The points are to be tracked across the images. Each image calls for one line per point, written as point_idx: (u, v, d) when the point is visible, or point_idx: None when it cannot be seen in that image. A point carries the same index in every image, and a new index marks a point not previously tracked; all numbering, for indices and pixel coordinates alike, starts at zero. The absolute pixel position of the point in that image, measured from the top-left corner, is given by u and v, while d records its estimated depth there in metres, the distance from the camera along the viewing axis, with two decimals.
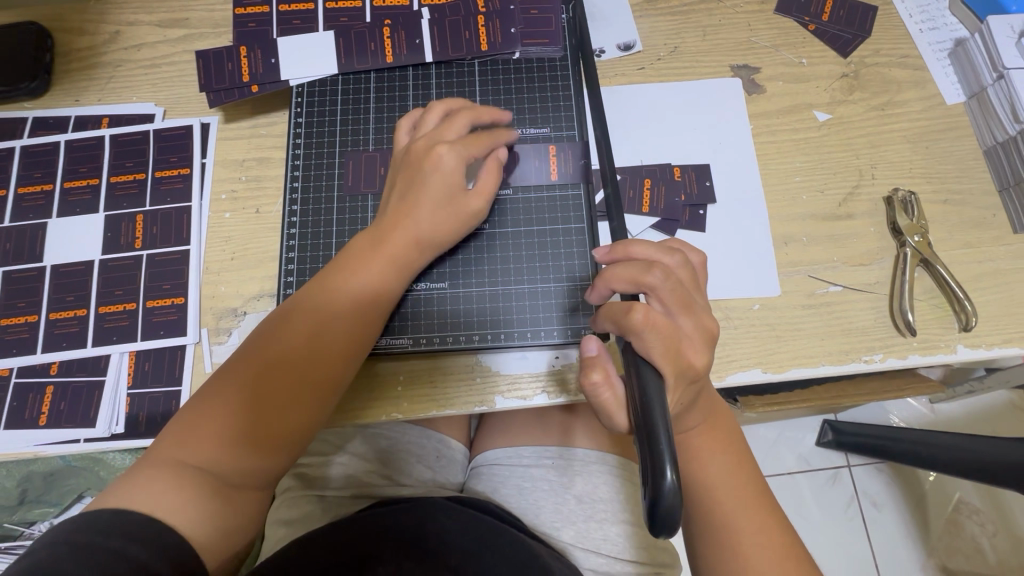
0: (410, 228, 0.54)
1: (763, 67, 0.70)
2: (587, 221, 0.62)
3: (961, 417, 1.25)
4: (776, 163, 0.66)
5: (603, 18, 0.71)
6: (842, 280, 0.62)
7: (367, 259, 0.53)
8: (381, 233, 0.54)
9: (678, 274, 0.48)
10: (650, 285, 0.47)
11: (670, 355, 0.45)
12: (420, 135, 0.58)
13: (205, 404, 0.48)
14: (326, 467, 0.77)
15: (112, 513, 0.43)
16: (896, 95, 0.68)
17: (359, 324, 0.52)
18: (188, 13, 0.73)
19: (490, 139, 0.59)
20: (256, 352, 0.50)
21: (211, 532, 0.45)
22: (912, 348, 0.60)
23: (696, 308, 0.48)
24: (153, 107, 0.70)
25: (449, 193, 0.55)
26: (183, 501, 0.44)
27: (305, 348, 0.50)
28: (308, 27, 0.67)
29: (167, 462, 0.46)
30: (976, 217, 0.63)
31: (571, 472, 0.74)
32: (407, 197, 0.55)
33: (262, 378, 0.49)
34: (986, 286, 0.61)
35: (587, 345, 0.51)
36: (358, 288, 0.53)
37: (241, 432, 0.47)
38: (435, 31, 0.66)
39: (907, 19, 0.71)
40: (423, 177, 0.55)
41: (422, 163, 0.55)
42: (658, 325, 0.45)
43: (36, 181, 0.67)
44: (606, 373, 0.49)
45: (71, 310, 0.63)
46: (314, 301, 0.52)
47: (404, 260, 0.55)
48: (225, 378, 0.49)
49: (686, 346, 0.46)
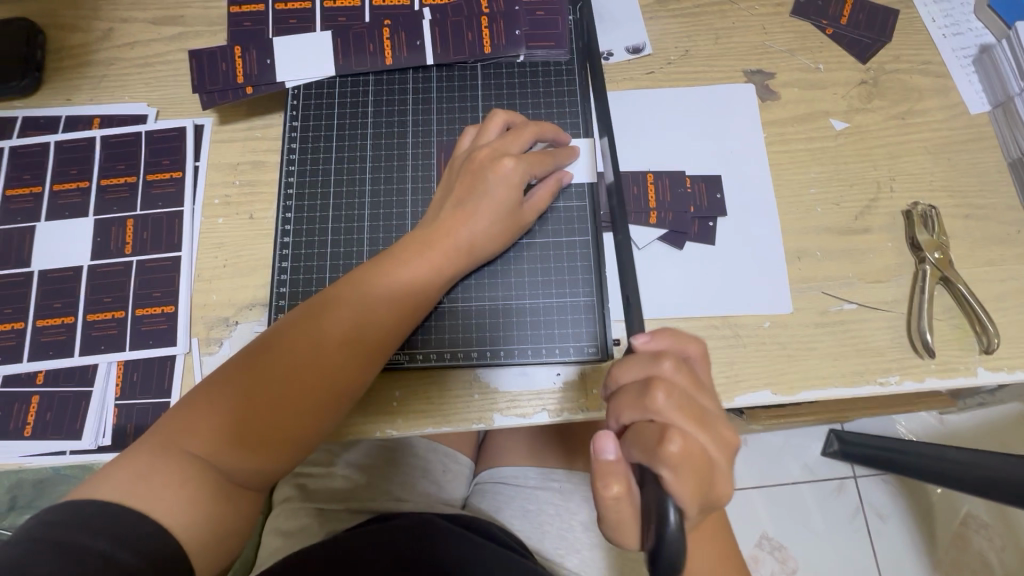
0: (462, 237, 0.53)
1: (778, 72, 0.67)
2: (592, 234, 0.60)
3: (974, 431, 1.22)
4: (790, 174, 0.63)
5: (612, 19, 0.68)
6: (857, 297, 0.59)
7: (409, 262, 0.52)
8: (430, 236, 0.53)
9: (681, 378, 0.41)
10: (656, 407, 0.39)
11: (699, 490, 0.38)
12: (481, 142, 0.57)
13: (221, 394, 0.46)
14: (326, 481, 0.76)
15: (106, 507, 0.40)
16: (917, 104, 0.65)
17: (389, 327, 0.51)
18: (183, 10, 0.71)
19: (555, 157, 0.57)
20: (284, 345, 0.48)
21: (204, 537, 0.42)
22: (930, 370, 0.57)
23: (711, 419, 0.40)
24: (146, 107, 0.68)
25: (507, 209, 0.54)
26: (185, 502, 0.42)
27: (340, 355, 0.48)
28: (304, 25, 0.64)
29: (174, 450, 0.44)
30: (999, 233, 0.61)
31: (579, 498, 0.71)
32: (465, 204, 0.53)
33: (285, 376, 0.47)
34: (1009, 306, 0.58)
35: (603, 446, 0.39)
36: (397, 295, 0.51)
37: (249, 437, 0.45)
38: (436, 31, 0.63)
39: (930, 23, 0.68)
40: (484, 185, 0.53)
41: (484, 171, 0.54)
42: (690, 457, 0.38)
43: (25, 182, 0.65)
44: (627, 483, 0.39)
45: (59, 317, 0.61)
46: (354, 302, 0.50)
47: (446, 269, 0.53)
48: (245, 370, 0.47)
49: (714, 471, 0.40)
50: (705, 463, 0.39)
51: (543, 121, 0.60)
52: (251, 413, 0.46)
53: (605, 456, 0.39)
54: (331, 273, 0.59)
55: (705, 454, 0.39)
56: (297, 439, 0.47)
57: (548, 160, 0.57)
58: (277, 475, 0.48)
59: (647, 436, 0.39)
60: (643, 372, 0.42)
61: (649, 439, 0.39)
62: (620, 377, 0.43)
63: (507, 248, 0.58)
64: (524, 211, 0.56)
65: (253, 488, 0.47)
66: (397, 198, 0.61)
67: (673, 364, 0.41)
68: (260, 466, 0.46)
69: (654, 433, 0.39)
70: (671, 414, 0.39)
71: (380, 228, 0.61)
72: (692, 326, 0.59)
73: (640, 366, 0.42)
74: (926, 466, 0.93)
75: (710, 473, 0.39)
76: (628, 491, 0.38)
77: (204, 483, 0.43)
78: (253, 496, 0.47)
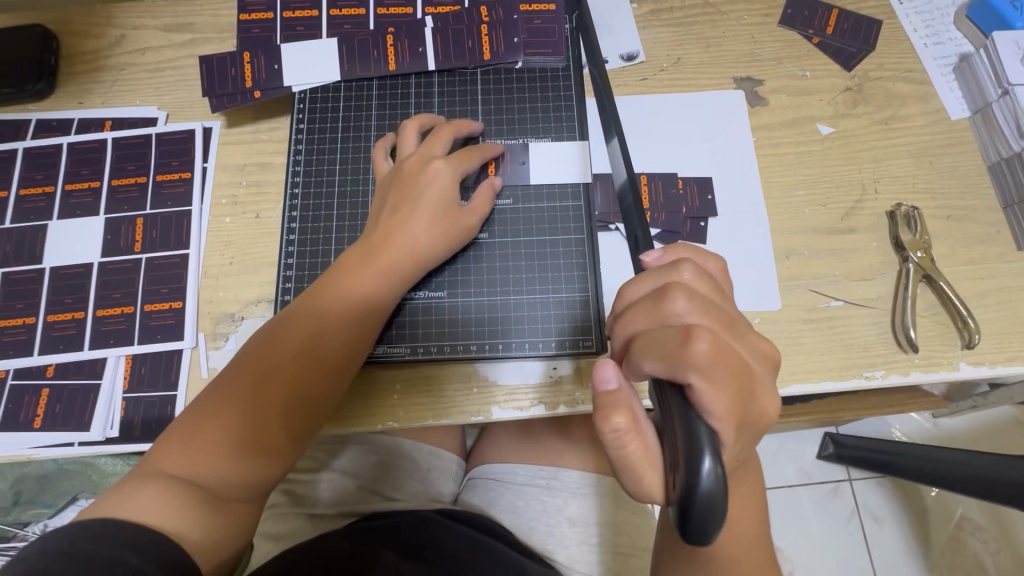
0: (407, 241, 0.54)
1: (766, 79, 0.69)
2: (587, 233, 0.62)
3: (965, 433, 1.24)
4: (779, 176, 0.66)
5: (607, 28, 0.71)
6: (843, 294, 0.61)
7: (357, 270, 0.53)
8: (371, 246, 0.54)
9: (703, 287, 0.40)
10: (679, 310, 0.38)
11: (734, 400, 0.36)
12: (403, 155, 0.59)
13: (186, 427, 0.47)
14: (314, 487, 0.74)
15: (103, 521, 0.41)
16: (900, 109, 0.68)
17: (347, 328, 0.52)
18: (193, 18, 0.74)
19: (479, 151, 0.60)
20: (247, 364, 0.50)
21: (203, 539, 0.44)
22: (914, 364, 0.59)
23: (739, 328, 0.39)
24: (156, 110, 0.70)
25: (446, 207, 0.56)
26: (178, 509, 0.43)
27: (294, 360, 0.50)
28: (311, 33, 0.67)
29: (161, 473, 0.45)
30: (980, 233, 0.63)
31: (566, 494, 0.72)
32: (399, 211, 0.55)
33: (247, 392, 0.48)
34: (990, 303, 0.60)
35: (605, 376, 0.39)
36: (344, 300, 0.52)
37: (228, 449, 0.46)
38: (438, 38, 0.66)
39: (911, 33, 0.71)
40: (417, 192, 0.55)
41: (415, 179, 0.56)
42: (722, 357, 0.35)
43: (38, 182, 0.67)
44: (632, 415, 0.38)
45: (69, 312, 0.62)
46: (300, 315, 0.52)
47: (399, 270, 0.54)
48: (207, 399, 0.48)
49: (748, 378, 0.37)
50: (738, 365, 0.36)
51: (454, 121, 0.63)
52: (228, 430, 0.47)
53: (607, 385, 0.39)
54: None
55: (736, 356, 0.37)
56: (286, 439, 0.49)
57: (473, 155, 0.60)
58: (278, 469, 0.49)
59: (667, 340, 0.36)
60: (657, 282, 0.41)
61: (669, 343, 0.36)
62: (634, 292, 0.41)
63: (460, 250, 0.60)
64: (467, 211, 0.58)
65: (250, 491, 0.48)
66: None
67: (691, 273, 0.40)
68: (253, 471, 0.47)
69: (680, 334, 0.36)
70: (695, 315, 0.37)
71: None
72: None
73: (654, 277, 0.41)
74: (923, 467, 0.94)
75: (746, 383, 0.37)
76: (631, 423, 0.38)
77: (193, 494, 0.44)
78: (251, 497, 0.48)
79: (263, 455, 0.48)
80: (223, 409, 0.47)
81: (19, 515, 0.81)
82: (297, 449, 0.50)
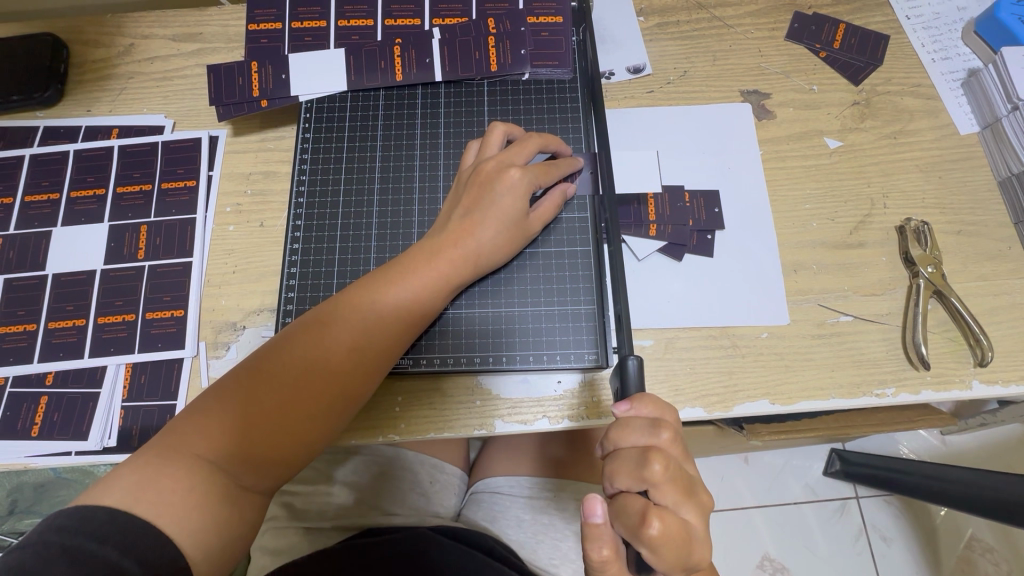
0: (471, 244, 0.54)
1: (773, 93, 0.69)
2: (593, 244, 0.61)
3: (975, 451, 1.22)
4: (785, 190, 0.65)
5: (614, 41, 0.71)
6: (853, 309, 0.60)
7: (419, 270, 0.53)
8: (439, 244, 0.54)
9: (674, 451, 0.40)
10: (651, 481, 0.38)
11: (680, 564, 0.38)
12: (485, 155, 0.58)
13: (227, 406, 0.46)
14: (313, 501, 0.72)
15: (111, 513, 0.40)
16: (908, 124, 0.67)
17: (397, 336, 0.52)
18: (202, 28, 0.74)
19: (559, 168, 0.59)
20: (293, 355, 0.49)
21: (209, 547, 0.42)
22: (925, 382, 0.58)
23: (700, 493, 0.40)
24: (164, 119, 0.70)
25: (514, 218, 0.56)
26: (188, 510, 0.42)
27: (348, 359, 0.50)
28: (319, 43, 0.67)
29: (180, 456, 0.44)
30: (992, 249, 0.62)
31: (574, 507, 0.70)
32: (473, 213, 0.55)
33: (296, 383, 0.48)
34: (1002, 320, 0.59)
35: (591, 511, 0.40)
36: (406, 302, 0.52)
37: (256, 444, 0.46)
38: (445, 50, 0.66)
39: (919, 47, 0.70)
40: (492, 195, 0.55)
41: (492, 181, 0.55)
42: (674, 536, 0.37)
43: (44, 189, 0.67)
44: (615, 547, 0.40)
45: (70, 320, 0.62)
46: (357, 312, 0.51)
47: (456, 277, 0.54)
48: (251, 383, 0.47)
49: (695, 546, 0.39)
50: (688, 542, 0.38)
51: (545, 134, 0.62)
52: (263, 420, 0.47)
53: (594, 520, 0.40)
54: (338, 279, 0.61)
55: (687, 531, 0.38)
56: (303, 442, 0.48)
57: (552, 171, 0.58)
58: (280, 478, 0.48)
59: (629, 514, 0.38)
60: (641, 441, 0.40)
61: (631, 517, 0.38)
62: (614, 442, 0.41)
63: (513, 256, 0.59)
64: (530, 220, 0.58)
65: (260, 491, 0.47)
66: (404, 206, 0.63)
67: (668, 434, 0.40)
68: (267, 472, 0.47)
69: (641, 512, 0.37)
70: (663, 487, 0.38)
71: (387, 236, 0.62)
72: (691, 336, 0.60)
73: (638, 434, 0.41)
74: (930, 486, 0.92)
75: (694, 549, 0.39)
76: (616, 553, 0.40)
77: (212, 487, 0.43)
78: (259, 500, 0.47)
79: (262, 467, 0.46)
80: (267, 399, 0.47)
81: (16, 525, 0.79)
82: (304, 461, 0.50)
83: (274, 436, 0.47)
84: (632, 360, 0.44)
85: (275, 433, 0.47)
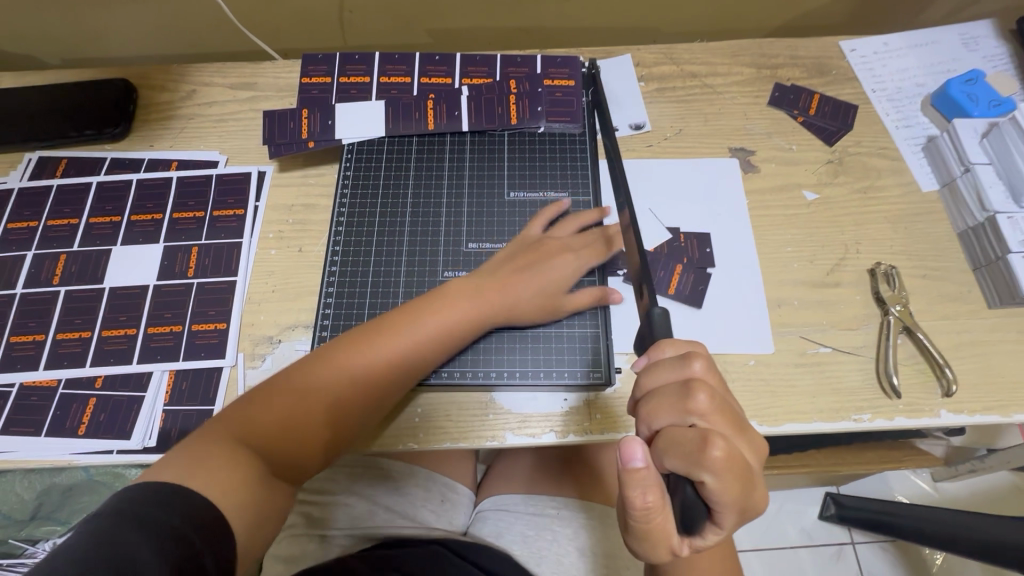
0: (513, 303, 0.63)
1: (757, 150, 0.79)
2: (598, 275, 0.69)
3: (965, 497, 1.25)
4: (769, 235, 0.73)
5: (619, 102, 0.82)
6: (832, 342, 0.67)
7: (467, 315, 0.61)
8: (488, 295, 0.63)
9: (715, 384, 0.44)
10: (697, 409, 0.42)
11: (740, 493, 0.40)
12: (553, 233, 0.69)
13: (285, 411, 0.53)
14: (330, 509, 0.76)
15: (171, 485, 0.44)
16: (877, 181, 0.77)
17: (436, 379, 0.59)
18: (257, 78, 0.85)
19: (608, 241, 0.69)
20: (344, 381, 0.55)
21: (246, 526, 0.47)
22: (898, 410, 0.64)
23: (747, 427, 0.44)
24: (218, 154, 0.79)
25: (551, 289, 0.65)
26: (236, 491, 0.47)
27: (396, 394, 0.57)
28: (362, 95, 0.77)
29: (238, 446, 0.49)
30: (953, 292, 0.70)
31: (576, 524, 0.74)
32: (519, 275, 0.64)
33: (345, 404, 0.55)
34: (965, 355, 0.66)
35: (631, 454, 0.39)
36: (448, 345, 0.60)
37: (298, 446, 0.53)
38: (472, 104, 0.76)
39: (884, 116, 0.81)
40: (542, 268, 0.65)
41: (552, 256, 0.66)
42: (734, 461, 0.40)
43: (107, 213, 0.75)
44: (659, 489, 0.39)
45: (122, 329, 0.68)
46: (410, 351, 0.58)
47: (489, 325, 0.62)
48: (307, 398, 0.54)
49: (752, 478, 0.42)
50: (746, 469, 0.41)
51: (587, 211, 0.71)
52: (309, 429, 0.53)
53: (636, 465, 0.39)
54: (371, 300, 0.68)
55: (743, 458, 0.41)
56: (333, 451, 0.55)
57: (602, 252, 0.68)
58: (304, 474, 0.54)
59: (687, 442, 0.41)
60: (677, 377, 0.44)
61: (689, 445, 0.40)
62: (653, 385, 0.45)
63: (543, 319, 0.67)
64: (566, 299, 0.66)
65: (286, 485, 0.53)
66: (432, 237, 0.71)
67: (700, 364, 0.44)
68: (298, 460, 0.53)
69: (699, 437, 0.40)
70: (712, 416, 0.42)
71: (415, 263, 0.70)
72: None
73: (671, 372, 0.45)
74: None
75: (750, 479, 0.41)
76: (660, 499, 0.39)
77: (253, 470, 0.49)
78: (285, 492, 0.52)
79: (297, 465, 0.53)
80: (321, 415, 0.54)
81: (33, 532, 0.79)
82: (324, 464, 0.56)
83: (309, 441, 0.53)
84: (659, 310, 0.53)
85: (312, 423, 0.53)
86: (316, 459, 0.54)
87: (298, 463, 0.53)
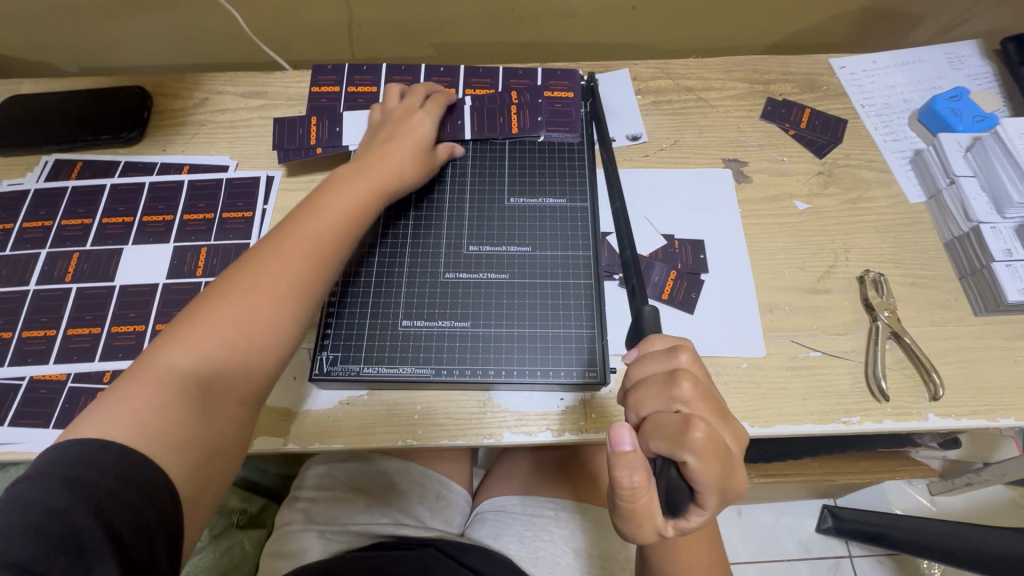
0: (390, 166, 0.68)
1: (751, 161, 0.81)
2: (595, 279, 0.70)
3: (963, 511, 1.25)
4: (761, 242, 0.76)
5: (617, 114, 0.85)
6: (822, 346, 0.69)
7: (349, 185, 0.64)
8: (364, 166, 0.67)
9: (700, 373, 0.46)
10: (680, 396, 0.44)
11: (719, 475, 0.42)
12: (389, 107, 0.74)
13: (193, 326, 0.51)
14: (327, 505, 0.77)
15: (91, 443, 0.43)
16: (866, 192, 0.79)
17: (339, 240, 0.61)
18: (268, 87, 0.88)
19: (432, 110, 0.74)
20: (245, 271, 0.56)
21: (184, 462, 0.46)
22: (887, 413, 0.65)
23: (729, 416, 0.45)
24: (228, 159, 0.82)
25: (421, 142, 0.71)
26: (165, 414, 0.46)
27: (299, 261, 0.57)
28: (369, 104, 0.80)
29: (155, 379, 0.48)
30: (940, 299, 0.71)
31: (574, 526, 0.74)
32: (389, 142, 0.70)
33: (251, 285, 0.54)
34: (952, 361, 0.68)
35: (619, 438, 0.42)
36: (341, 210, 0.62)
37: (227, 356, 0.51)
38: (474, 114, 0.79)
39: (873, 131, 0.84)
40: (399, 131, 0.71)
41: (400, 123, 0.71)
42: (715, 443, 0.41)
43: (119, 213, 0.77)
44: (645, 471, 0.42)
45: (131, 325, 0.70)
46: (305, 223, 0.60)
47: (380, 188, 0.66)
48: (209, 300, 0.54)
49: (733, 463, 0.43)
50: (727, 452, 0.42)
51: (439, 93, 0.78)
52: (225, 327, 0.52)
53: (624, 449, 0.42)
54: (373, 298, 0.68)
55: (724, 443, 0.42)
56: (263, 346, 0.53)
57: (443, 103, 0.76)
58: (245, 388, 0.52)
59: (671, 425, 0.42)
60: (665, 368, 0.46)
61: (671, 428, 0.42)
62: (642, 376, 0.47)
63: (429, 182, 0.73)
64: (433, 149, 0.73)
65: (229, 396, 0.51)
66: (433, 239, 0.72)
67: (687, 357, 0.46)
68: (231, 366, 0.51)
69: (682, 420, 0.42)
70: (695, 402, 0.44)
71: (417, 263, 0.71)
72: None
73: (659, 362, 0.47)
74: None
75: (730, 463, 0.43)
76: (645, 481, 0.42)
77: (191, 398, 0.48)
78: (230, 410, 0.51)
79: (230, 372, 0.51)
80: (225, 300, 0.53)
81: None
82: (267, 373, 0.54)
83: (237, 338, 0.52)
84: (648, 308, 0.56)
85: (242, 336, 0.52)
86: (250, 362, 0.52)
87: (236, 374, 0.51)
